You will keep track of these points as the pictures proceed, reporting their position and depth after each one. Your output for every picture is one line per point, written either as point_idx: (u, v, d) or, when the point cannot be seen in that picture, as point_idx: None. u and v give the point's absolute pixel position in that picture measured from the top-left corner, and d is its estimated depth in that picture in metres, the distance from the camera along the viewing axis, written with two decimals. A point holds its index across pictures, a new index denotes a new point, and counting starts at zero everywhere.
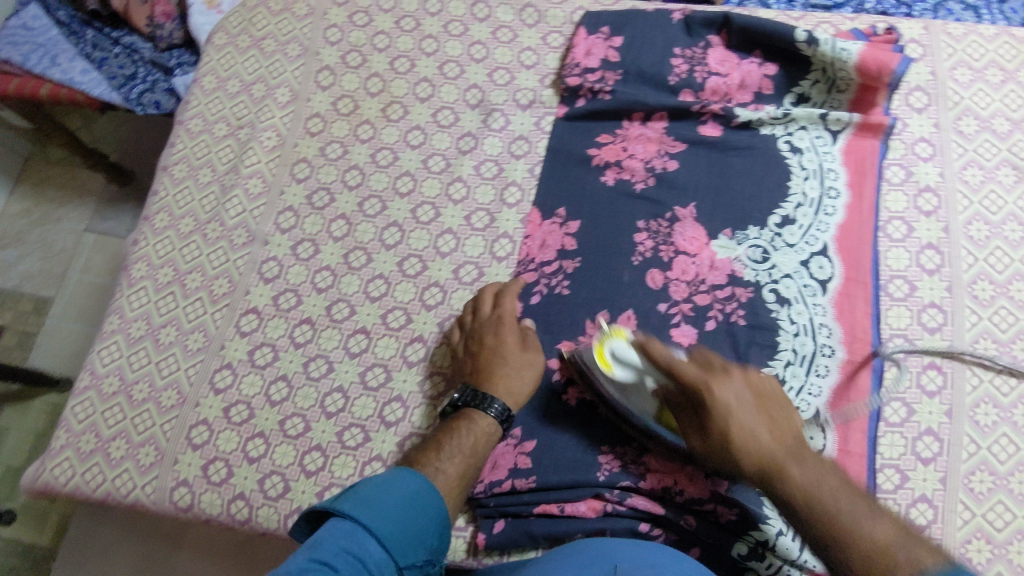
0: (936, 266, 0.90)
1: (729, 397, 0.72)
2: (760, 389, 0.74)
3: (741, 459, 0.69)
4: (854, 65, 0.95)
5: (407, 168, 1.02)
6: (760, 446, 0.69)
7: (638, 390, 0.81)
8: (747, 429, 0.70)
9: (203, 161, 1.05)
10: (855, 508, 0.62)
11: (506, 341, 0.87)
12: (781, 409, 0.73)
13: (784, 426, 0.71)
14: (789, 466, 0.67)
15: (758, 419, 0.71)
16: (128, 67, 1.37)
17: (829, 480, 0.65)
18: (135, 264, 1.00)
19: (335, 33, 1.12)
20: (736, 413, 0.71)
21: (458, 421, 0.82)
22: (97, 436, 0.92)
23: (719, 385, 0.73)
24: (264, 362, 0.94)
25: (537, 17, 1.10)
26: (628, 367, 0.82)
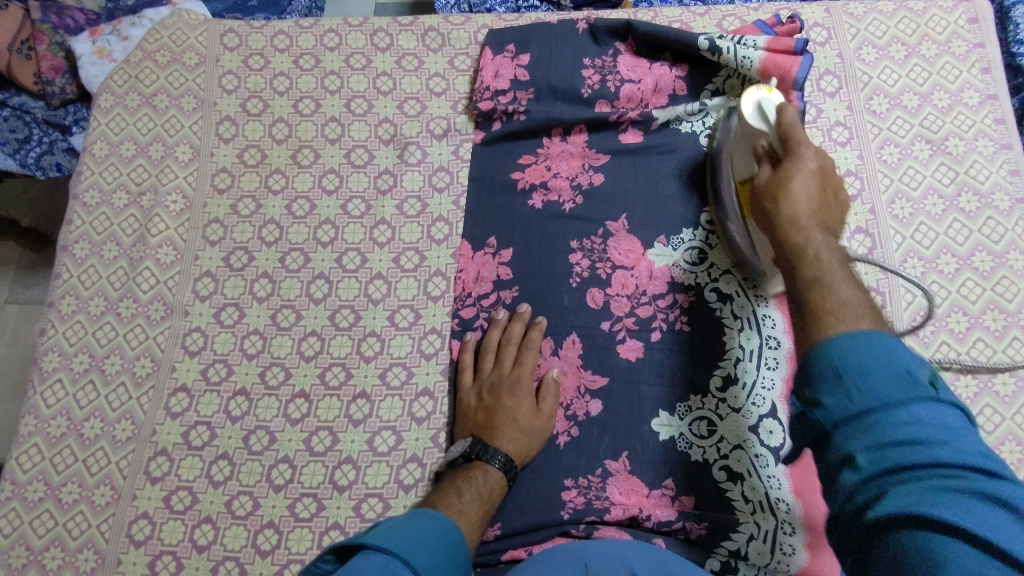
0: (867, 250, 0.91)
1: (808, 166, 0.66)
2: (832, 186, 0.66)
3: (780, 203, 0.64)
4: (757, 69, 0.93)
5: (326, 215, 0.98)
6: (797, 189, 0.64)
7: (742, 134, 0.82)
8: (798, 189, 0.64)
9: (106, 236, 0.99)
10: (839, 275, 0.57)
11: (518, 400, 0.83)
12: (839, 218, 0.65)
13: (830, 204, 0.65)
14: (813, 228, 0.61)
15: (812, 184, 0.65)
16: (20, 130, 1.27)
17: (833, 255, 0.59)
18: (44, 356, 0.93)
19: (231, 80, 1.06)
20: (798, 174, 0.66)
21: (462, 481, 0.78)
22: (28, 548, 0.85)
23: (809, 153, 0.68)
24: (201, 442, 0.88)
25: (441, 40, 1.06)
26: (763, 119, 0.77)
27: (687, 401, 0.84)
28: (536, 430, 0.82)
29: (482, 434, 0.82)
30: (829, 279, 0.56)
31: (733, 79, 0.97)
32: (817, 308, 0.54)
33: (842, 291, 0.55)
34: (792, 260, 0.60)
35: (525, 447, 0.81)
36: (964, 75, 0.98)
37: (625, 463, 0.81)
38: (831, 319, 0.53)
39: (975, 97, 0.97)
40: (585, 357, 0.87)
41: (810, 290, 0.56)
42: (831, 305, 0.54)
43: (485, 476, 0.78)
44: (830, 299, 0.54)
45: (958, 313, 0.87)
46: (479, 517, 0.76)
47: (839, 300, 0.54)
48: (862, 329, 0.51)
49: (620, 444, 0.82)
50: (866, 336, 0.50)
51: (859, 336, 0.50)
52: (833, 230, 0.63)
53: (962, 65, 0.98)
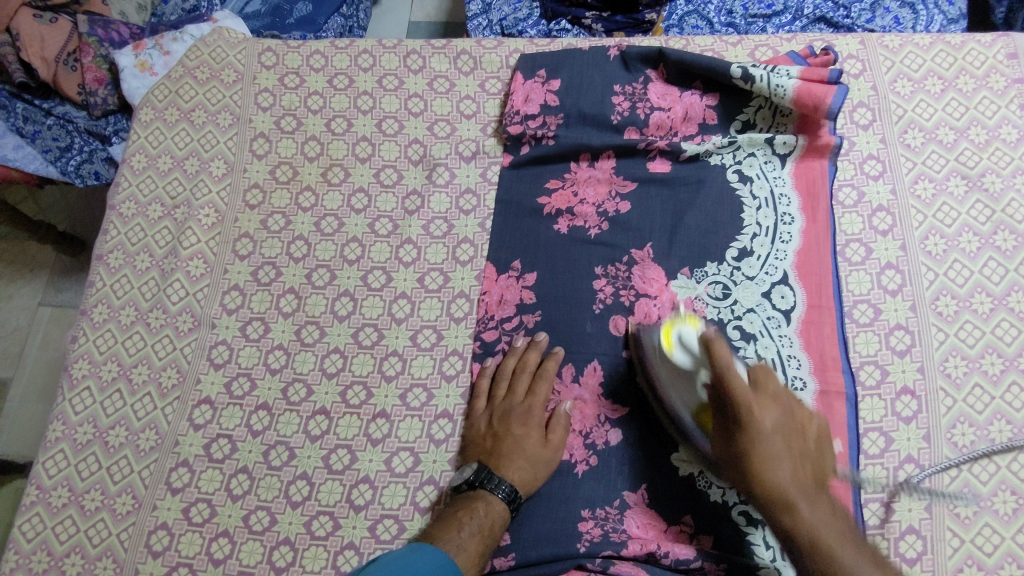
0: (898, 286, 0.89)
1: (770, 420, 0.68)
2: (801, 420, 0.70)
3: (758, 490, 0.66)
4: (790, 99, 0.93)
5: (353, 234, 0.99)
6: (778, 477, 0.66)
7: (687, 378, 0.77)
8: (769, 456, 0.66)
9: (140, 247, 1.01)
10: (851, 556, 0.61)
11: (528, 429, 0.83)
12: (812, 454, 0.69)
13: (809, 459, 0.68)
14: (800, 503, 0.65)
15: (785, 447, 0.68)
16: (62, 139, 1.31)
17: (834, 530, 0.63)
18: (75, 364, 0.95)
19: (266, 97, 1.08)
20: (762, 439, 0.67)
21: (463, 513, 0.78)
22: (50, 554, 0.86)
23: (762, 407, 0.68)
24: (222, 455, 0.89)
25: (473, 64, 1.07)
26: (690, 355, 0.77)
27: None
28: (544, 460, 0.82)
29: (490, 461, 0.82)
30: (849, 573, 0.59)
31: (764, 106, 0.97)
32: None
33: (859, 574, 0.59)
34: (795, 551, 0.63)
35: (531, 477, 0.81)
36: (1003, 110, 0.96)
37: (644, 495, 0.81)
38: None
39: (1013, 133, 0.95)
40: (606, 385, 0.86)
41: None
42: None
43: (488, 507, 0.79)
44: None
45: (992, 354, 0.85)
46: (479, 550, 0.76)
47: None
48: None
49: (640, 476, 0.81)
50: None
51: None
52: (816, 473, 0.68)
53: (1000, 100, 0.97)
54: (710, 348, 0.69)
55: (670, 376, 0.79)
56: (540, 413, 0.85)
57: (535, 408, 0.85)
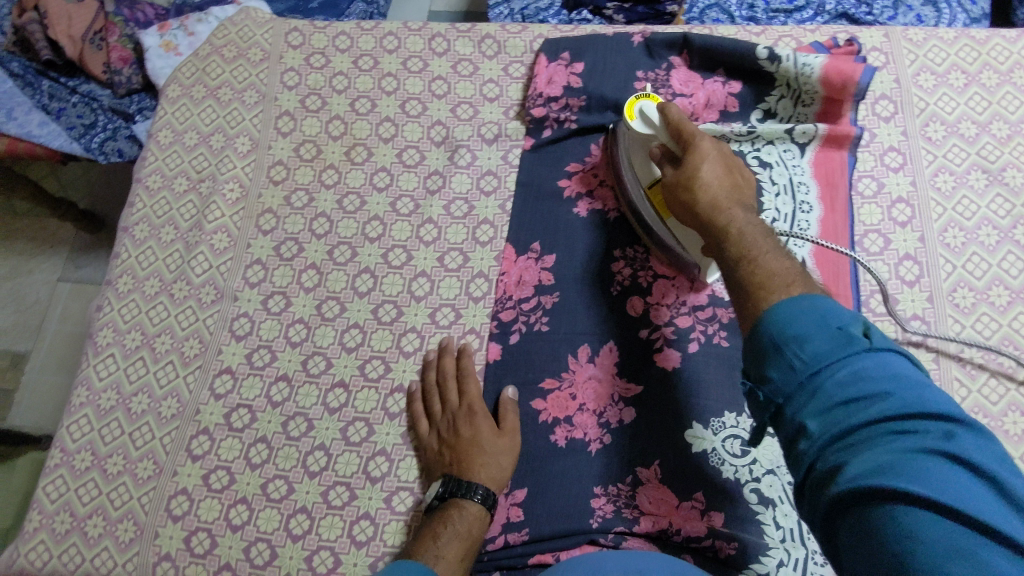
0: (915, 276, 0.89)
1: (708, 146, 0.74)
2: (731, 164, 0.73)
3: (696, 198, 0.71)
4: (818, 78, 0.94)
5: (375, 212, 1.00)
6: (703, 168, 0.72)
7: (640, 144, 0.87)
8: (705, 162, 0.73)
9: (165, 219, 1.03)
10: (764, 243, 0.64)
11: (476, 428, 0.83)
12: (747, 185, 0.73)
13: (738, 187, 0.72)
14: (728, 207, 0.69)
15: (717, 168, 0.72)
16: (87, 116, 1.34)
17: (760, 236, 0.65)
18: (100, 331, 0.97)
19: (292, 76, 1.10)
20: (701, 161, 0.73)
21: (440, 527, 0.77)
22: (72, 515, 0.88)
23: (705, 139, 0.75)
24: (242, 424, 0.91)
25: (497, 48, 1.08)
26: (650, 126, 0.82)
27: (721, 418, 0.82)
28: (502, 450, 0.83)
29: (454, 470, 0.82)
30: (760, 250, 0.62)
31: (790, 88, 0.96)
32: (755, 281, 0.60)
33: (772, 262, 0.61)
34: (723, 241, 0.67)
35: (496, 469, 0.81)
36: None
37: (656, 473, 0.81)
38: (765, 288, 0.58)
39: None
40: (622, 365, 0.87)
41: (742, 270, 0.62)
42: (767, 275, 0.59)
43: (462, 512, 0.78)
44: (762, 269, 0.60)
45: (1009, 346, 0.85)
46: (461, 554, 0.76)
47: (772, 274, 0.59)
48: (800, 292, 0.56)
49: (653, 455, 0.82)
50: (806, 301, 0.54)
51: (794, 296, 0.56)
52: (744, 202, 0.70)
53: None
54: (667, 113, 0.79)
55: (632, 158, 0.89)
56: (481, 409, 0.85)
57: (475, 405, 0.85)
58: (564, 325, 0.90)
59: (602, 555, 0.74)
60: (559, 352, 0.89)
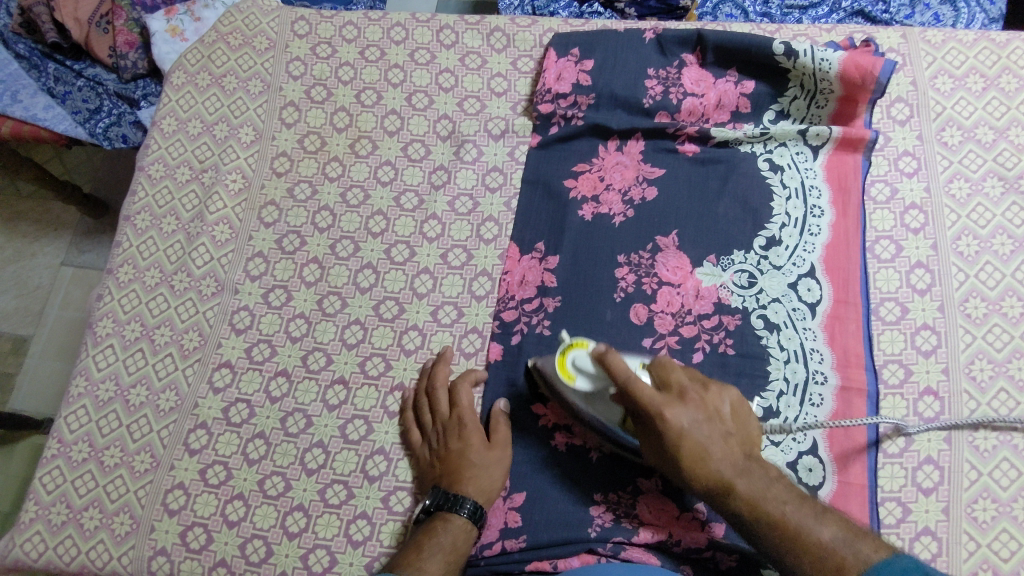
0: (926, 285, 0.88)
1: (682, 420, 0.69)
2: (709, 402, 0.71)
3: (729, 510, 0.67)
4: (836, 74, 0.92)
5: (379, 207, 0.99)
6: (709, 444, 0.69)
7: (599, 396, 0.77)
8: (700, 444, 0.68)
9: (167, 209, 1.02)
10: (797, 512, 0.63)
11: (467, 439, 0.83)
12: (739, 429, 0.71)
13: (735, 438, 0.70)
14: (739, 482, 0.67)
15: (712, 436, 0.69)
16: (92, 101, 1.32)
17: (773, 490, 0.66)
18: (99, 322, 0.96)
19: (297, 66, 1.08)
20: (677, 421, 0.69)
21: (427, 541, 0.75)
22: (68, 507, 0.88)
23: (672, 405, 0.69)
24: (240, 419, 0.90)
25: (505, 41, 1.06)
26: (589, 379, 0.77)
27: None
28: (492, 463, 0.82)
29: (444, 483, 0.81)
30: (802, 523, 0.63)
31: (805, 87, 0.95)
32: (816, 569, 0.60)
33: (824, 534, 0.61)
34: (756, 523, 0.64)
35: (487, 484, 0.81)
36: None
37: (658, 483, 0.80)
38: (844, 568, 0.58)
39: None
40: None
41: (791, 563, 0.62)
42: (836, 553, 0.60)
43: (448, 526, 0.77)
44: (816, 552, 0.61)
45: (1020, 358, 0.83)
46: (447, 569, 0.74)
47: (830, 548, 0.60)
48: (876, 558, 0.58)
49: (654, 462, 0.81)
50: (885, 564, 0.57)
51: (871, 572, 0.57)
52: (746, 444, 0.71)
53: None
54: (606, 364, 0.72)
55: (593, 407, 0.78)
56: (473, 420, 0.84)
57: (467, 416, 0.84)
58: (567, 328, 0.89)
59: (600, 567, 0.72)
60: None
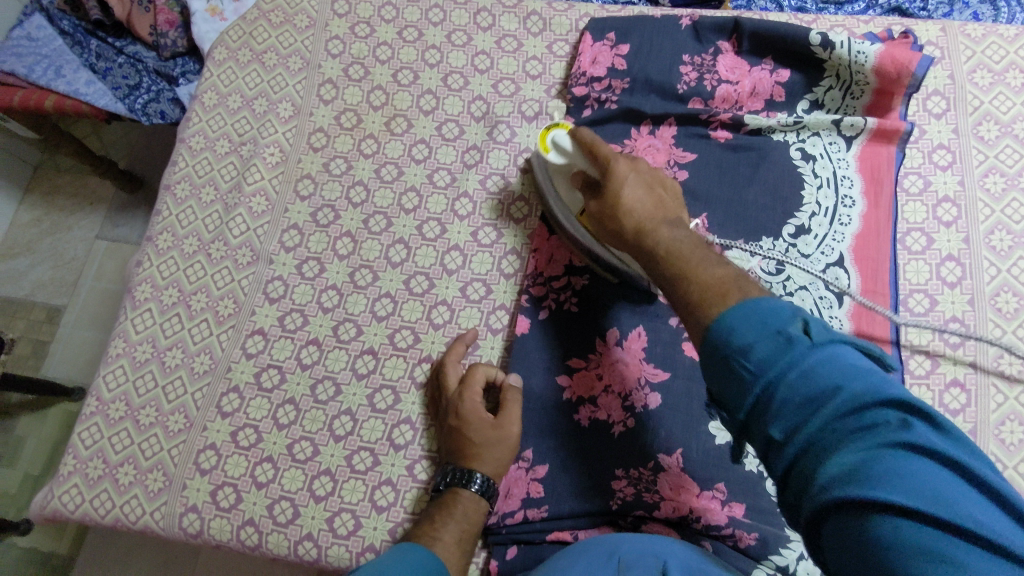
0: (957, 278, 0.87)
1: (625, 172, 0.75)
2: (655, 180, 0.76)
3: (624, 221, 0.72)
4: (872, 67, 0.92)
5: (412, 183, 1.01)
6: (629, 194, 0.73)
7: (559, 168, 0.88)
8: (629, 189, 0.73)
9: (206, 180, 1.04)
10: (698, 255, 0.64)
11: (467, 417, 0.82)
12: (673, 205, 0.75)
13: (664, 210, 0.73)
14: (659, 228, 0.70)
15: (647, 200, 0.73)
16: (132, 77, 1.35)
17: (682, 241, 0.67)
18: (139, 286, 0.99)
19: (336, 45, 1.10)
20: (620, 172, 0.75)
21: (438, 516, 0.77)
22: (105, 462, 0.91)
23: (625, 168, 0.75)
24: (271, 384, 0.93)
25: (542, 25, 1.07)
26: (562, 154, 0.82)
27: None
28: (494, 440, 0.81)
29: (453, 461, 0.82)
30: (698, 263, 0.63)
31: (840, 78, 0.95)
32: (704, 292, 0.59)
33: (711, 271, 0.61)
34: (658, 264, 0.67)
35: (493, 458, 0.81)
36: None
37: (679, 460, 0.80)
38: (719, 295, 0.58)
39: None
40: (649, 350, 0.87)
41: (682, 289, 0.62)
42: (720, 279, 0.60)
43: (458, 499, 0.78)
44: (700, 279, 0.61)
45: None
46: (458, 538, 0.75)
47: (713, 282, 0.60)
48: (753, 296, 0.56)
49: (676, 440, 0.82)
50: (755, 305, 0.54)
51: (744, 305, 0.55)
52: (671, 216, 0.73)
53: None
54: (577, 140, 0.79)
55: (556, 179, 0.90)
56: (474, 396, 0.83)
57: (467, 394, 0.83)
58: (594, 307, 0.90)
59: (621, 537, 0.74)
60: (588, 334, 0.89)
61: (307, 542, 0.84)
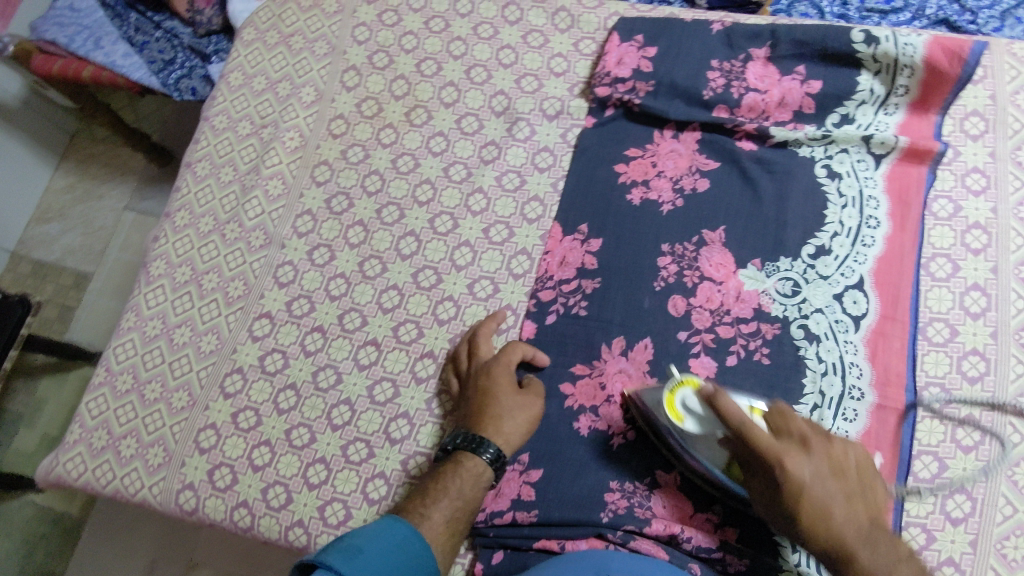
0: (981, 309, 0.84)
1: (804, 474, 0.64)
2: (830, 454, 0.66)
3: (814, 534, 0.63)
4: (922, 59, 0.89)
5: (427, 175, 1.00)
6: (839, 524, 0.63)
7: (705, 441, 0.74)
8: (819, 506, 0.63)
9: (225, 160, 1.05)
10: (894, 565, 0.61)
11: (497, 383, 0.83)
12: (861, 489, 0.66)
13: (859, 499, 0.65)
14: (858, 551, 0.62)
15: (836, 494, 0.64)
16: (167, 52, 1.36)
17: (886, 547, 0.62)
18: (154, 262, 1.01)
19: (363, 32, 1.10)
20: (798, 475, 0.63)
21: (434, 482, 0.75)
22: (108, 434, 0.92)
23: (794, 461, 0.64)
24: (274, 368, 0.93)
25: (570, 22, 1.06)
26: (699, 424, 0.73)
27: None
28: (517, 410, 0.81)
29: (468, 427, 0.80)
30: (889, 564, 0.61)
31: (875, 91, 0.92)
32: None
33: None
34: None
35: (514, 429, 0.80)
36: None
37: (677, 478, 0.79)
38: None
39: None
40: (655, 362, 0.85)
41: None
42: None
43: (461, 467, 0.76)
44: None
45: None
46: (453, 513, 0.73)
47: None
48: None
49: (674, 457, 0.81)
50: None
51: None
52: (868, 506, 0.65)
53: None
54: (716, 400, 0.68)
55: (702, 446, 0.74)
56: (507, 366, 0.84)
57: (501, 361, 0.84)
58: (602, 313, 0.88)
59: (604, 554, 0.73)
60: (594, 340, 0.87)
61: (298, 528, 0.84)
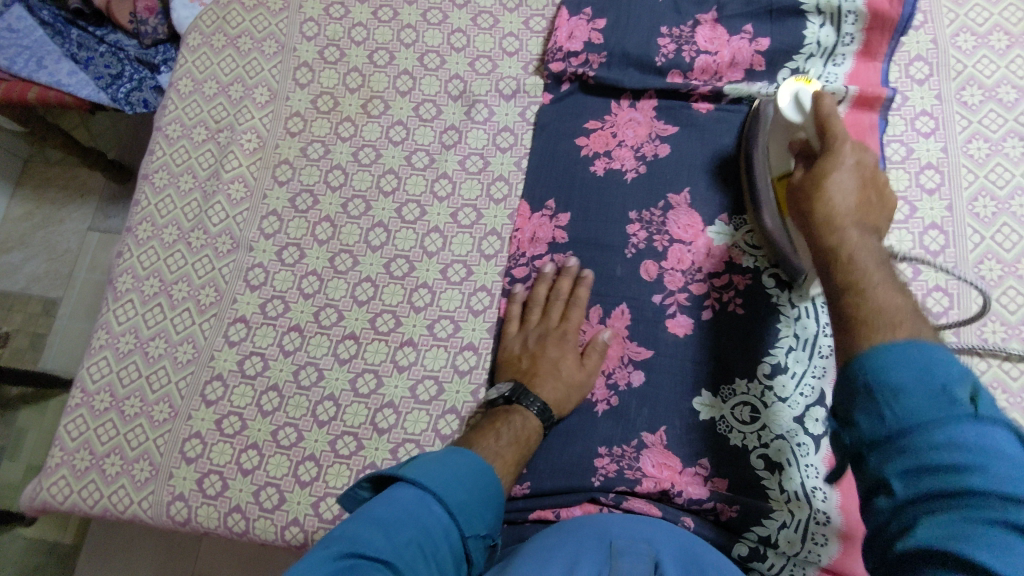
0: (940, 247, 0.86)
1: (850, 159, 0.65)
2: (882, 176, 0.65)
3: (815, 208, 0.63)
4: (863, 6, 0.92)
5: (390, 166, 1.00)
6: (836, 200, 0.62)
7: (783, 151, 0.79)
8: (839, 183, 0.63)
9: (183, 168, 1.03)
10: (879, 273, 0.55)
11: (563, 352, 0.85)
12: (885, 228, 0.63)
13: (878, 210, 0.63)
14: (847, 229, 0.60)
15: (860, 186, 0.64)
16: (115, 67, 1.33)
17: (877, 256, 0.57)
18: (120, 277, 0.99)
19: (311, 27, 1.09)
20: (838, 165, 0.65)
21: (500, 422, 0.79)
22: (91, 453, 0.91)
23: (850, 145, 0.66)
24: (254, 371, 0.92)
25: (518, 0, 1.06)
26: (799, 110, 0.75)
27: (731, 384, 0.82)
28: (574, 383, 0.83)
29: (524, 380, 0.83)
30: (875, 281, 0.54)
31: (822, 43, 0.93)
32: (852, 308, 0.53)
33: (884, 298, 0.52)
34: (831, 266, 0.58)
35: (564, 398, 0.82)
36: None
37: (663, 437, 0.81)
38: (864, 326, 0.51)
39: None
40: (632, 328, 0.86)
41: (838, 282, 0.56)
42: (874, 309, 0.52)
43: (523, 419, 0.80)
44: (867, 303, 0.52)
45: None
46: (512, 462, 0.77)
47: (883, 309, 0.51)
48: (923, 339, 0.48)
49: (659, 418, 0.82)
50: (919, 348, 0.47)
51: (910, 344, 0.47)
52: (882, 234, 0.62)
53: None
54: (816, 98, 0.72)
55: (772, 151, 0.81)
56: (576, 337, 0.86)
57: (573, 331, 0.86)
58: None
59: (600, 518, 0.74)
60: None
61: (293, 527, 0.84)
